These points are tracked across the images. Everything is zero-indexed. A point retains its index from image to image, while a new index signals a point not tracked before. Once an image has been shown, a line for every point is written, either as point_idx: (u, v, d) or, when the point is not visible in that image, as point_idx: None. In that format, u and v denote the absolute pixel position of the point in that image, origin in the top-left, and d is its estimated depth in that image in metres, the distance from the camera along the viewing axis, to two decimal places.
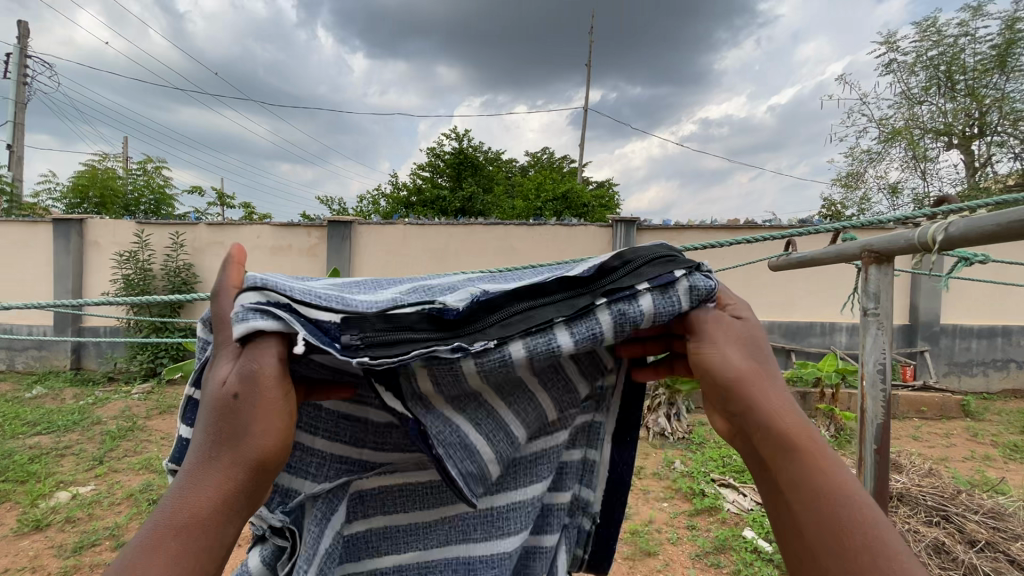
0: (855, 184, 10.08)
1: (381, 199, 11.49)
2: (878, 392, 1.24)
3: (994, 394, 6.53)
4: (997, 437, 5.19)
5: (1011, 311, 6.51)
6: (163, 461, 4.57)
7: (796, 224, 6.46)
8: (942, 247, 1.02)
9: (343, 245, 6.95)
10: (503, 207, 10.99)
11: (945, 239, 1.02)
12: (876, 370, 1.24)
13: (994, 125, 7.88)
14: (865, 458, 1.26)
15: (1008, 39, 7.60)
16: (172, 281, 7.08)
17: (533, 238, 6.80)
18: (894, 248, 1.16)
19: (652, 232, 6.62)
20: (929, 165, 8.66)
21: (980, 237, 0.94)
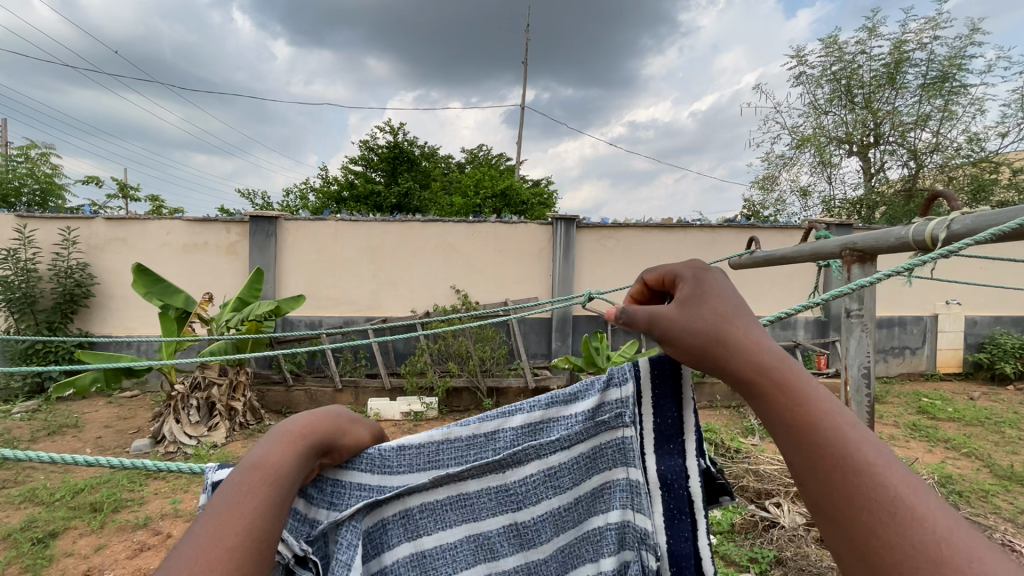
0: (770, 186, 10.78)
1: (309, 194, 10.82)
2: (862, 396, 1.49)
3: (893, 378, 7.19)
4: (899, 418, 5.70)
5: (905, 303, 7.21)
6: (53, 490, 3.97)
7: (723, 223, 6.77)
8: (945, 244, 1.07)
9: (267, 243, 6.43)
10: (439, 203, 10.72)
11: (947, 235, 1.07)
12: (860, 375, 1.49)
13: (887, 135, 8.70)
14: None
15: (898, 58, 8.38)
16: (62, 283, 6.20)
17: (472, 236, 6.64)
18: (889, 246, 1.19)
19: (591, 230, 6.69)
20: (834, 170, 9.42)
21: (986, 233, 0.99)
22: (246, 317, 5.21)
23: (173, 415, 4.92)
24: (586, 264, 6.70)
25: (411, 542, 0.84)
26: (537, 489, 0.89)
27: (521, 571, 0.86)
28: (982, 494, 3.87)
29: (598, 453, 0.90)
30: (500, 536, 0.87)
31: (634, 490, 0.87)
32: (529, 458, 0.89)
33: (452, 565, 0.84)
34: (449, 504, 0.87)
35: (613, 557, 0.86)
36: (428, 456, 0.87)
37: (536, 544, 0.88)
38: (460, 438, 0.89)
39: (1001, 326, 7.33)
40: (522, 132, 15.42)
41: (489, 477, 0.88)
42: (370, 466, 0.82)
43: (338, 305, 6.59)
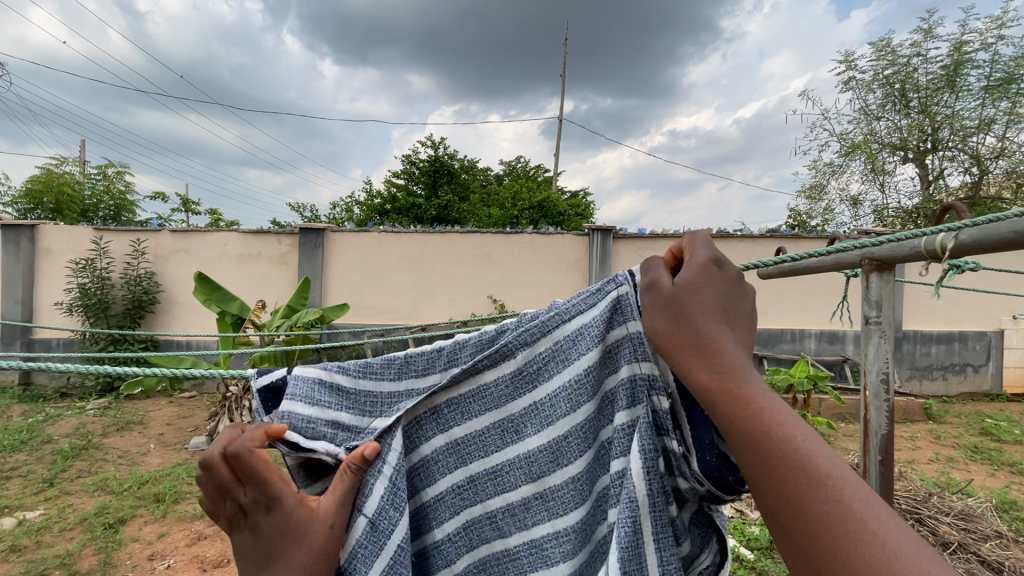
0: (818, 196, 10.42)
1: (355, 207, 11.27)
2: (881, 403, 1.48)
3: (954, 397, 6.78)
4: (959, 439, 5.37)
5: (965, 317, 6.81)
6: (121, 481, 4.31)
7: (766, 233, 6.62)
8: (952, 253, 1.09)
9: (315, 254, 6.77)
10: (478, 215, 10.93)
11: (955, 245, 1.09)
12: (879, 380, 1.49)
13: (945, 141, 8.27)
14: (872, 472, 1.50)
15: (957, 59, 7.99)
16: (131, 290, 6.73)
17: (509, 247, 6.76)
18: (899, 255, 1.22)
19: (628, 241, 6.69)
20: (887, 178, 9.03)
21: (986, 246, 1.01)
22: (295, 324, 5.49)
23: (228, 414, 5.31)
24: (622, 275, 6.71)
25: (445, 433, 0.94)
26: (547, 373, 0.91)
27: (545, 453, 0.90)
28: None
29: (604, 324, 0.90)
30: (522, 419, 0.92)
31: (638, 342, 0.87)
32: (537, 341, 0.92)
33: (485, 449, 0.93)
34: (473, 398, 0.94)
35: (625, 412, 0.86)
36: (449, 360, 0.95)
37: (552, 428, 0.90)
38: (471, 340, 0.95)
39: None
40: (561, 145, 15.56)
41: (500, 365, 0.93)
42: (405, 367, 0.95)
43: (380, 313, 6.85)
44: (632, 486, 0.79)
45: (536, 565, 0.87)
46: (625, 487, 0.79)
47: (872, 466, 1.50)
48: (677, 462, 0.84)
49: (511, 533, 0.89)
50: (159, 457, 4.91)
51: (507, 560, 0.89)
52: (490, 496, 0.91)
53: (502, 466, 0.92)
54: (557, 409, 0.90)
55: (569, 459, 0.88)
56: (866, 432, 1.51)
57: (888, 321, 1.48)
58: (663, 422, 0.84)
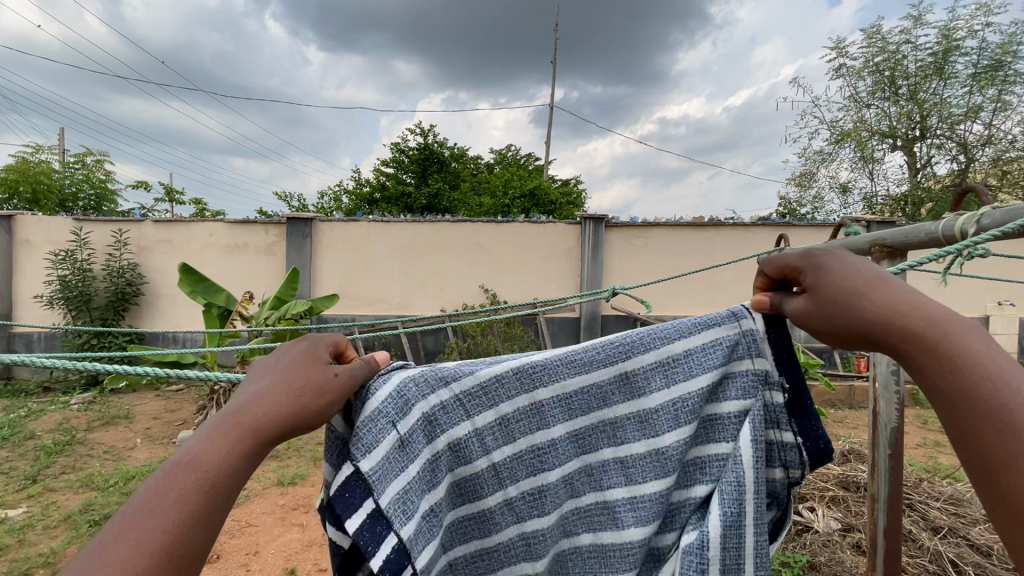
0: (808, 183, 10.43)
1: (343, 196, 11.10)
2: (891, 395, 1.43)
3: None
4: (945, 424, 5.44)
5: (951, 304, 6.88)
6: (107, 476, 4.22)
7: (758, 221, 6.62)
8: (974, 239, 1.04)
9: (303, 244, 6.65)
10: (468, 203, 10.80)
11: (977, 231, 1.04)
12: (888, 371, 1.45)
13: (933, 128, 8.29)
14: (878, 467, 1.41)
15: (945, 47, 8.00)
16: (115, 282, 6.58)
17: (501, 236, 6.69)
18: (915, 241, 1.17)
19: (620, 229, 6.66)
20: (876, 165, 9.04)
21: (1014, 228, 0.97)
22: (283, 316, 5.36)
23: (216, 408, 5.20)
24: (615, 264, 6.67)
25: (534, 434, 0.89)
26: (661, 374, 0.91)
27: (650, 455, 0.89)
28: None
29: (730, 347, 0.91)
30: (620, 425, 0.91)
31: (753, 340, 0.91)
32: (658, 352, 0.91)
33: (586, 448, 0.91)
34: (574, 395, 0.90)
35: (737, 403, 0.90)
36: (570, 363, 0.90)
37: (662, 428, 0.89)
38: (600, 346, 0.91)
39: None
40: (551, 132, 15.42)
41: (610, 367, 0.90)
42: (474, 368, 0.89)
43: (370, 304, 6.77)
44: (743, 465, 0.84)
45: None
46: (735, 468, 0.85)
47: (881, 462, 1.39)
48: (779, 452, 0.91)
49: (605, 529, 0.89)
50: (146, 452, 4.82)
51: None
52: (556, 504, 0.90)
53: (577, 472, 0.91)
54: (657, 424, 0.90)
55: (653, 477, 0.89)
56: (873, 424, 1.44)
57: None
58: (775, 415, 0.91)
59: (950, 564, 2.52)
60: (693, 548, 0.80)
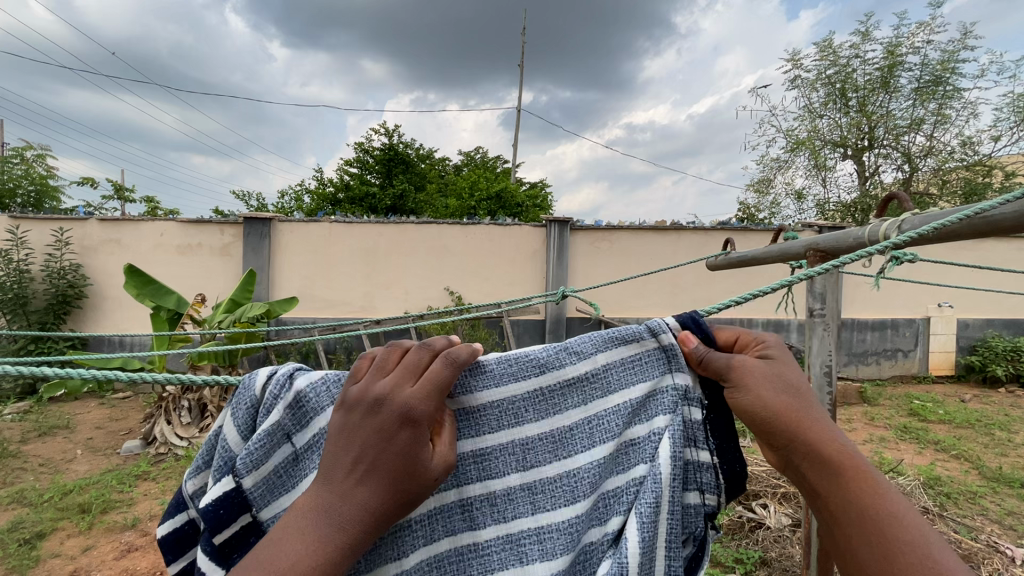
0: (766, 189, 10.80)
1: (304, 195, 10.80)
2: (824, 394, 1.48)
3: (885, 380, 7.20)
4: (890, 420, 5.71)
5: (896, 306, 7.25)
6: (42, 491, 3.96)
7: (717, 225, 6.80)
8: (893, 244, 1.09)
9: (261, 245, 6.43)
10: (435, 205, 10.69)
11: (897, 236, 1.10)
12: (822, 372, 1.50)
13: (881, 139, 8.73)
14: None
15: (891, 62, 8.43)
16: (55, 284, 6.19)
17: (466, 238, 6.65)
18: (843, 245, 1.22)
19: (585, 232, 6.72)
20: (828, 173, 9.43)
21: (932, 233, 1.02)
22: (238, 319, 5.16)
23: (165, 416, 4.96)
24: (579, 266, 6.73)
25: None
26: (579, 391, 0.91)
27: (562, 479, 0.87)
28: (969, 496, 3.86)
29: (640, 359, 0.92)
30: (537, 443, 0.88)
31: (670, 353, 0.91)
32: (569, 366, 0.90)
33: (490, 473, 0.86)
34: (487, 414, 0.87)
35: (666, 418, 0.88)
36: (494, 379, 0.88)
37: (578, 448, 0.88)
38: (512, 359, 0.89)
39: (993, 329, 7.33)
40: (519, 135, 15.44)
41: (524, 382, 0.89)
42: (448, 387, 0.86)
43: (331, 307, 6.61)
44: (657, 471, 0.82)
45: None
46: (652, 490, 0.81)
47: None
48: (695, 473, 0.88)
49: (505, 567, 0.82)
50: (86, 464, 4.55)
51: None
52: (481, 524, 0.84)
53: (502, 489, 0.86)
54: (572, 437, 0.89)
55: (569, 499, 0.85)
56: None
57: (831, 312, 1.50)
58: (692, 433, 0.90)
59: None
60: None
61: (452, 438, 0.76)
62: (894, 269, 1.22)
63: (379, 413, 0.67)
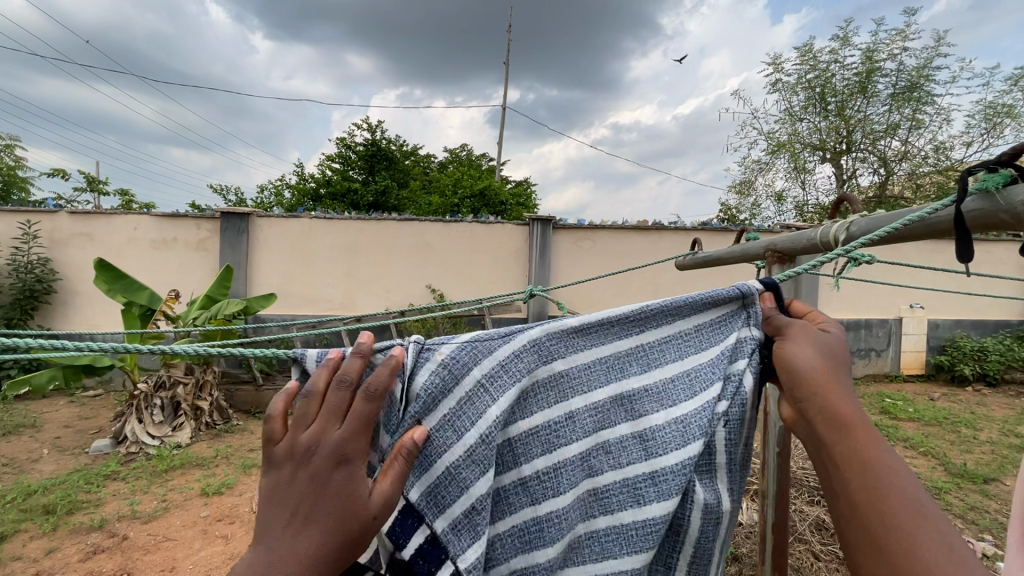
0: (747, 191, 10.93)
1: (284, 190, 10.63)
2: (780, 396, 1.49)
3: (859, 378, 7.36)
4: (862, 417, 5.84)
5: (870, 306, 7.41)
6: (5, 492, 3.84)
7: (699, 225, 6.87)
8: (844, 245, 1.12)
9: (239, 240, 6.31)
10: (418, 202, 10.60)
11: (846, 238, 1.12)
12: None
13: (858, 143, 8.91)
14: (768, 462, 1.47)
15: (868, 68, 8.61)
16: (22, 278, 6.00)
17: (449, 235, 6.62)
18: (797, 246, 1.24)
19: (568, 231, 6.74)
20: (807, 176, 9.60)
21: (876, 235, 1.04)
22: (213, 316, 5.07)
23: (135, 414, 4.80)
24: (560, 265, 6.74)
25: (553, 409, 0.84)
26: (675, 348, 0.92)
27: (670, 427, 0.85)
28: (934, 492, 3.97)
29: (721, 320, 0.94)
30: (610, 406, 0.87)
31: (751, 312, 0.93)
32: (633, 334, 0.92)
33: (602, 424, 0.86)
34: (595, 368, 0.88)
35: (745, 364, 0.89)
36: (509, 369, 0.82)
37: (679, 400, 0.87)
38: (569, 328, 0.88)
39: (962, 329, 7.55)
40: (504, 133, 15.39)
41: (584, 351, 0.88)
42: (500, 360, 0.82)
43: (311, 304, 6.52)
44: (745, 406, 0.87)
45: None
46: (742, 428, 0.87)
47: (771, 456, 1.45)
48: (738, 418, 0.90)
49: (624, 510, 0.81)
50: (53, 464, 4.42)
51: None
52: (558, 492, 0.80)
53: (575, 456, 0.83)
54: (646, 398, 0.88)
55: (661, 449, 0.83)
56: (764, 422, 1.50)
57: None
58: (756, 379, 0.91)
59: None
60: (706, 501, 0.82)
61: (402, 473, 0.70)
62: (849, 271, 1.24)
63: (309, 461, 0.66)
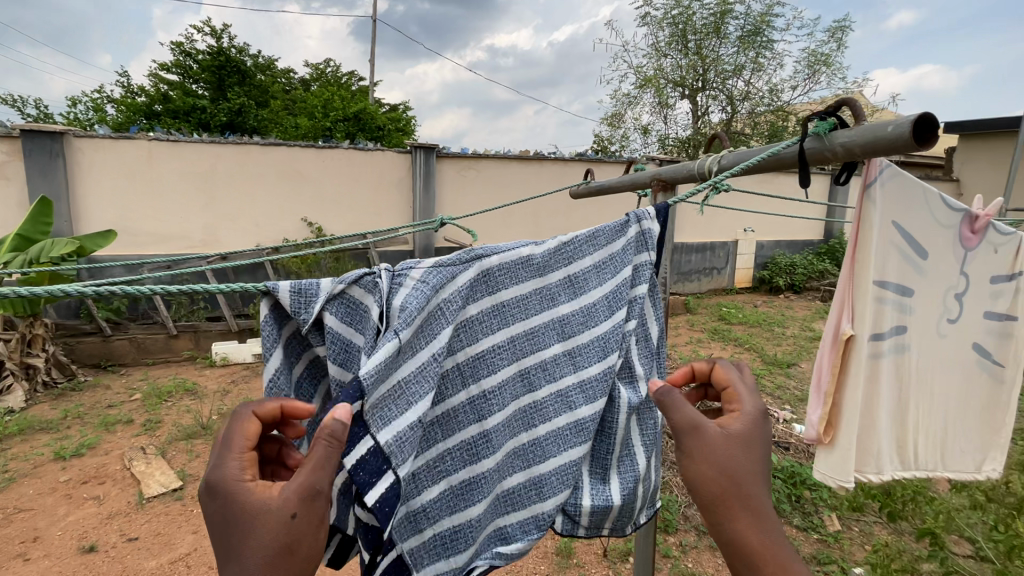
0: (618, 124, 11.56)
1: (105, 105, 8.77)
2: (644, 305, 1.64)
3: (704, 293, 8.64)
4: (705, 324, 6.95)
5: (715, 231, 8.57)
6: None
7: (576, 156, 7.19)
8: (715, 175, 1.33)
9: (52, 165, 5.19)
10: (282, 124, 9.53)
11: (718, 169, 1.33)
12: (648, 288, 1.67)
13: (711, 81, 9.79)
14: None
15: (723, 9, 9.31)
16: None
17: (323, 162, 6.12)
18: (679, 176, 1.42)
19: (452, 160, 6.62)
20: (669, 111, 10.40)
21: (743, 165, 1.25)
22: (34, 260, 4.23)
23: None
24: (444, 197, 6.70)
25: (494, 335, 0.94)
26: (597, 275, 1.03)
27: (593, 343, 1.00)
28: (754, 377, 4.99)
29: (628, 245, 1.05)
30: (544, 331, 0.98)
31: (646, 237, 1.06)
32: (561, 264, 1.00)
33: (537, 345, 0.97)
34: (529, 298, 0.97)
35: (644, 287, 1.05)
36: (467, 292, 0.91)
37: (598, 321, 1.01)
38: (504, 262, 0.94)
39: (780, 248, 9.14)
40: (375, 49, 14.06)
41: (516, 285, 0.96)
42: (444, 297, 0.88)
43: (161, 242, 5.72)
44: (648, 315, 1.06)
45: (542, 528, 0.95)
46: (646, 341, 1.06)
47: None
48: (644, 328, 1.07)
49: (559, 417, 0.98)
50: None
51: (530, 485, 0.96)
52: (488, 413, 0.93)
53: (513, 377, 0.95)
54: (573, 321, 1.00)
55: (585, 364, 0.99)
56: None
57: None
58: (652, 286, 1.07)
59: None
60: (631, 404, 1.01)
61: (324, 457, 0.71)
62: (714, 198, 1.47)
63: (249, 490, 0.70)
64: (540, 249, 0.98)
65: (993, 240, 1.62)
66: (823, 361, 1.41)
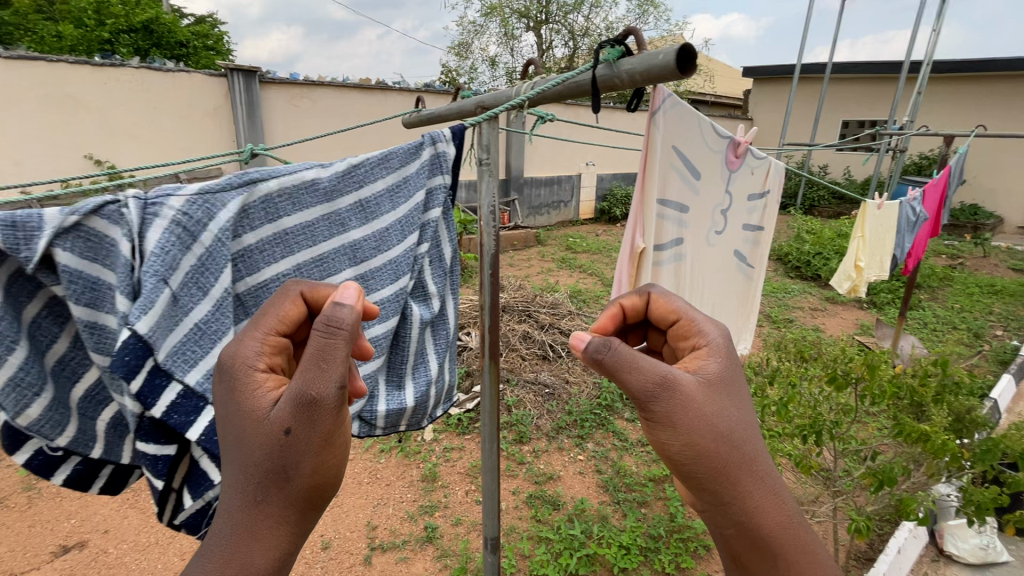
0: (465, 54, 11.18)
1: None
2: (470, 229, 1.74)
3: (554, 226, 9.19)
4: (555, 254, 7.45)
5: (561, 166, 9.04)
6: None
7: (422, 87, 6.86)
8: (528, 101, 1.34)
9: None
10: (37, 33, 7.37)
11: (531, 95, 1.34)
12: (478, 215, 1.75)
13: (553, 14, 9.88)
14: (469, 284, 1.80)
15: None
16: None
17: (102, 84, 4.91)
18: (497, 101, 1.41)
19: (279, 87, 5.85)
20: (514, 43, 10.33)
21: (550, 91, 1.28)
22: None
23: None
24: (277, 130, 5.96)
25: (278, 263, 0.98)
26: (388, 200, 1.09)
27: (384, 265, 1.09)
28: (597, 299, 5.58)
29: (421, 169, 1.13)
30: (334, 253, 1.04)
31: (439, 162, 1.14)
32: (350, 190, 1.04)
33: (326, 268, 1.03)
34: (317, 223, 1.01)
35: (435, 211, 1.16)
36: (241, 223, 0.93)
37: (389, 243, 1.10)
38: (287, 189, 0.97)
39: (617, 181, 10.02)
40: None
41: (301, 211, 0.99)
42: (217, 226, 0.88)
43: None
44: (437, 234, 1.18)
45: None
46: (437, 260, 1.19)
47: None
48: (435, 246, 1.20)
49: None
50: None
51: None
52: None
53: None
54: (364, 245, 1.07)
55: (378, 283, 1.09)
56: None
57: (495, 161, 1.19)
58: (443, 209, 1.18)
59: (549, 347, 3.92)
60: (419, 313, 1.16)
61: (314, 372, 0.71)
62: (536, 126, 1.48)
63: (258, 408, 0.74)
64: (329, 175, 1.01)
65: (748, 162, 1.94)
66: (621, 280, 1.58)
